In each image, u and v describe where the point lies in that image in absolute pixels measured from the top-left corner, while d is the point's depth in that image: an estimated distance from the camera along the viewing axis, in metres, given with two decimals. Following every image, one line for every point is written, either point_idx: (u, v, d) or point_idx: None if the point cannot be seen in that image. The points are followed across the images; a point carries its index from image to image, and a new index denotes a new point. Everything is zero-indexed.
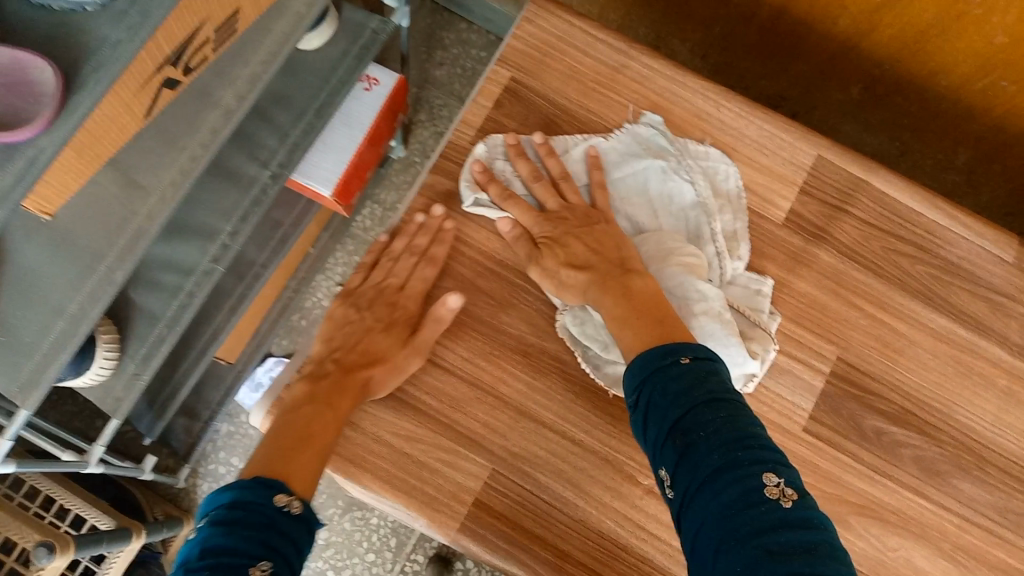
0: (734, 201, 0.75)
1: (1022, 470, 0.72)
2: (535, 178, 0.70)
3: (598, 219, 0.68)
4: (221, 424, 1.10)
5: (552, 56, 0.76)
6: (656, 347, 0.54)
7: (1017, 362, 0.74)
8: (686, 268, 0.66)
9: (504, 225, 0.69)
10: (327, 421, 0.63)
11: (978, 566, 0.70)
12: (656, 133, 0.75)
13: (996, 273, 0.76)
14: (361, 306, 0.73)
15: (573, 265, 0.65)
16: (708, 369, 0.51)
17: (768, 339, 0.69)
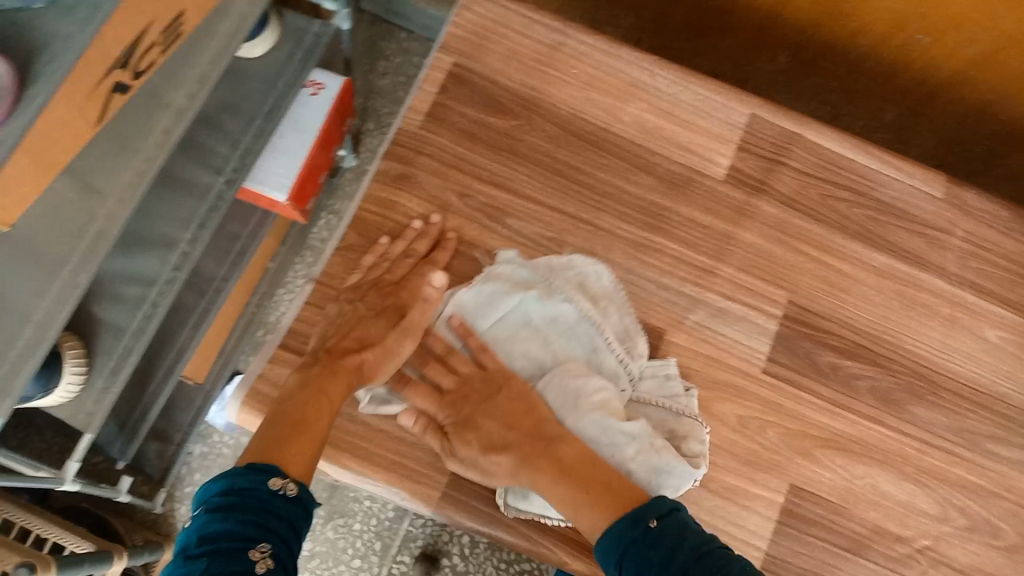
0: (614, 297, 0.73)
1: (971, 391, 0.76)
2: (426, 364, 0.70)
3: (497, 383, 0.67)
4: (193, 446, 1.12)
5: (491, 40, 0.79)
6: (621, 518, 0.56)
7: (956, 290, 0.78)
8: (601, 410, 0.65)
9: (408, 420, 0.66)
10: (322, 406, 0.63)
11: (940, 484, 0.73)
12: (514, 268, 0.72)
13: (929, 210, 0.80)
14: (351, 297, 0.71)
15: (493, 448, 0.65)
16: (678, 525, 0.54)
17: (698, 426, 0.68)
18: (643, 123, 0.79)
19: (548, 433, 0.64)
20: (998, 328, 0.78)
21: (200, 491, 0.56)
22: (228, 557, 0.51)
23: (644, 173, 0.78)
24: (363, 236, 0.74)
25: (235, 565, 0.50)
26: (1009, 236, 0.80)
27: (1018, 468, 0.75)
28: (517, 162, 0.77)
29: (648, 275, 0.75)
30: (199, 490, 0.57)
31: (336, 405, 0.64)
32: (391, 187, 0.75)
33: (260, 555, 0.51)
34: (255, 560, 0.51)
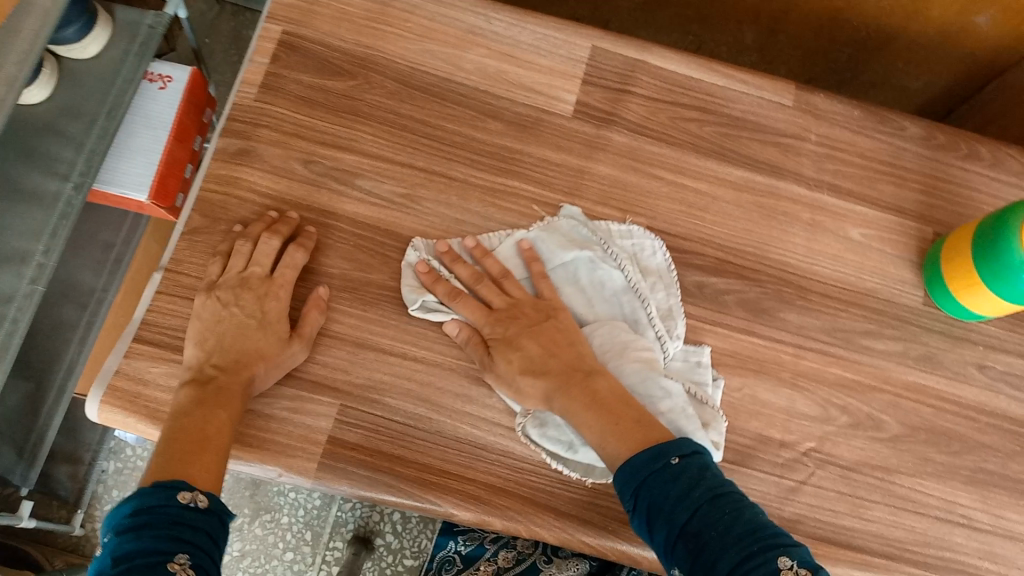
0: (665, 275, 0.73)
1: (841, 291, 0.76)
2: (477, 278, 0.69)
3: (547, 312, 0.68)
4: (107, 463, 1.08)
5: (319, 4, 0.78)
6: (643, 451, 0.55)
7: (814, 194, 0.79)
8: (646, 365, 0.66)
9: (453, 327, 0.68)
10: (218, 421, 0.60)
11: (819, 386, 0.74)
12: (577, 225, 0.73)
13: (778, 118, 0.80)
14: (227, 300, 0.66)
15: (528, 370, 0.65)
16: (699, 465, 0.53)
17: (718, 417, 0.68)
18: (485, 69, 0.78)
19: (590, 367, 0.64)
20: (860, 226, 0.78)
21: (107, 517, 0.53)
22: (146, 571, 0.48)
23: (491, 118, 0.76)
24: (206, 216, 0.71)
25: None
26: (862, 133, 0.81)
27: (893, 359, 0.76)
28: (360, 121, 0.75)
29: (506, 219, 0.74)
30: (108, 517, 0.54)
31: (235, 418, 0.62)
32: (231, 163, 0.73)
33: (180, 566, 0.49)
34: (175, 571, 0.49)
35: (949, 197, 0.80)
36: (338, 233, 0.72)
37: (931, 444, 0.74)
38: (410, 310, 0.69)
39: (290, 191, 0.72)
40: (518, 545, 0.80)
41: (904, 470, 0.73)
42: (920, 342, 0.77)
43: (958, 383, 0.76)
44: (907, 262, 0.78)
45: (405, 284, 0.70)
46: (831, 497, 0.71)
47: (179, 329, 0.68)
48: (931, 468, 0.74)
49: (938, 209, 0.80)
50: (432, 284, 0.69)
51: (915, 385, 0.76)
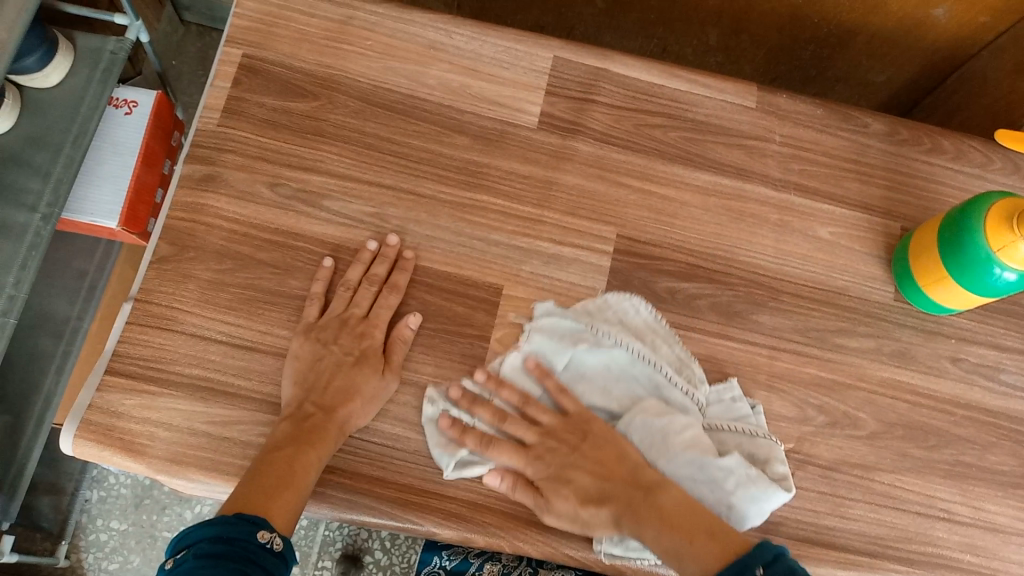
0: (658, 327, 0.73)
1: (813, 291, 0.77)
2: (501, 416, 0.67)
3: (579, 428, 0.66)
4: (90, 492, 1.07)
5: (279, 25, 0.77)
6: (729, 568, 0.53)
7: (782, 195, 0.79)
8: (690, 447, 0.65)
9: (494, 479, 0.65)
10: (308, 462, 0.62)
11: (795, 387, 0.74)
12: (558, 317, 0.72)
13: (743, 120, 0.80)
14: (327, 339, 0.68)
15: (591, 501, 0.63)
16: (784, 569, 0.50)
17: (774, 444, 0.69)
18: (448, 84, 0.78)
19: (648, 479, 0.62)
20: (829, 225, 0.79)
21: (181, 535, 0.54)
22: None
23: (456, 133, 0.76)
24: (173, 244, 0.71)
25: None
26: (827, 132, 0.81)
27: (867, 356, 0.76)
28: (324, 141, 0.74)
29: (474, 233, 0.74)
30: (177, 540, 0.54)
31: (320, 459, 0.63)
32: (197, 189, 0.72)
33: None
34: None
35: (916, 192, 0.81)
36: (307, 254, 0.72)
37: (908, 439, 0.75)
38: (448, 474, 0.67)
39: (257, 215, 0.72)
40: (503, 558, 0.80)
41: (883, 467, 0.74)
42: (893, 338, 0.77)
43: (932, 377, 0.77)
44: (877, 259, 0.79)
45: (433, 448, 0.67)
46: (811, 497, 0.72)
47: (150, 359, 0.68)
48: (909, 463, 0.74)
49: (905, 204, 0.80)
50: (460, 437, 0.66)
51: (890, 381, 0.76)
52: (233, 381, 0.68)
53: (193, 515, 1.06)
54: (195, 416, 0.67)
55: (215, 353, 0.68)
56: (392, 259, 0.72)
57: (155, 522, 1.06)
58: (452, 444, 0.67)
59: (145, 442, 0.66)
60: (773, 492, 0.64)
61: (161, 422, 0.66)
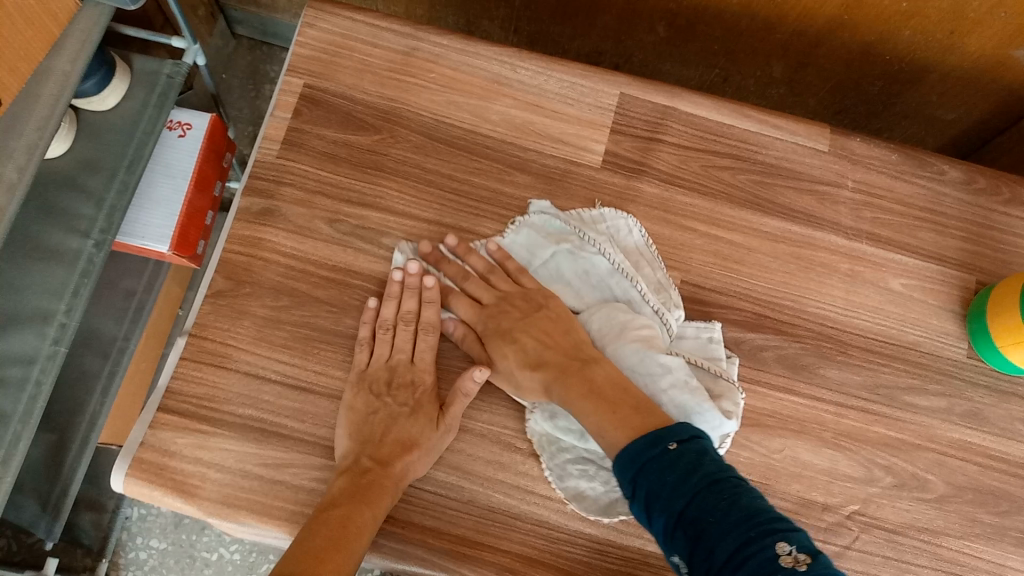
0: (645, 252, 0.73)
1: (883, 345, 0.74)
2: (466, 278, 0.70)
3: (539, 303, 0.68)
4: (130, 509, 1.06)
5: (341, 55, 0.76)
6: (641, 438, 0.55)
7: (853, 244, 0.76)
8: (640, 343, 0.65)
9: (450, 326, 0.69)
10: (363, 522, 0.59)
11: (863, 446, 0.71)
12: (549, 218, 0.73)
13: (815, 164, 0.78)
14: (380, 390, 0.66)
15: (528, 363, 0.65)
16: (698, 449, 0.53)
17: (733, 389, 0.67)
18: (512, 120, 0.76)
19: (585, 355, 0.64)
20: (902, 276, 0.76)
21: None
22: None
23: (519, 172, 0.74)
24: (230, 278, 0.69)
25: None
26: (901, 178, 0.78)
27: (938, 416, 0.73)
28: (384, 177, 0.73)
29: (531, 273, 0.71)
30: None
31: (377, 517, 0.60)
32: (255, 222, 0.71)
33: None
34: None
35: (993, 244, 0.78)
36: (364, 293, 0.70)
37: (978, 505, 0.72)
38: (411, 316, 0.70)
39: (315, 251, 0.70)
40: None
41: (952, 533, 0.71)
42: (965, 398, 0.74)
43: (1006, 441, 0.73)
44: (950, 314, 0.76)
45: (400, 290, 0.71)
46: (877, 562, 0.69)
47: (205, 398, 0.67)
48: (979, 530, 0.71)
49: (982, 257, 0.77)
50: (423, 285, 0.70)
51: (961, 443, 0.73)
52: (287, 421, 0.66)
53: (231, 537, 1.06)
54: (248, 457, 0.65)
55: (269, 393, 0.67)
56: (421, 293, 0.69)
57: (194, 541, 1.06)
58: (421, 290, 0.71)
59: (198, 482, 0.65)
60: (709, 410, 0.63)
61: (214, 463, 0.65)
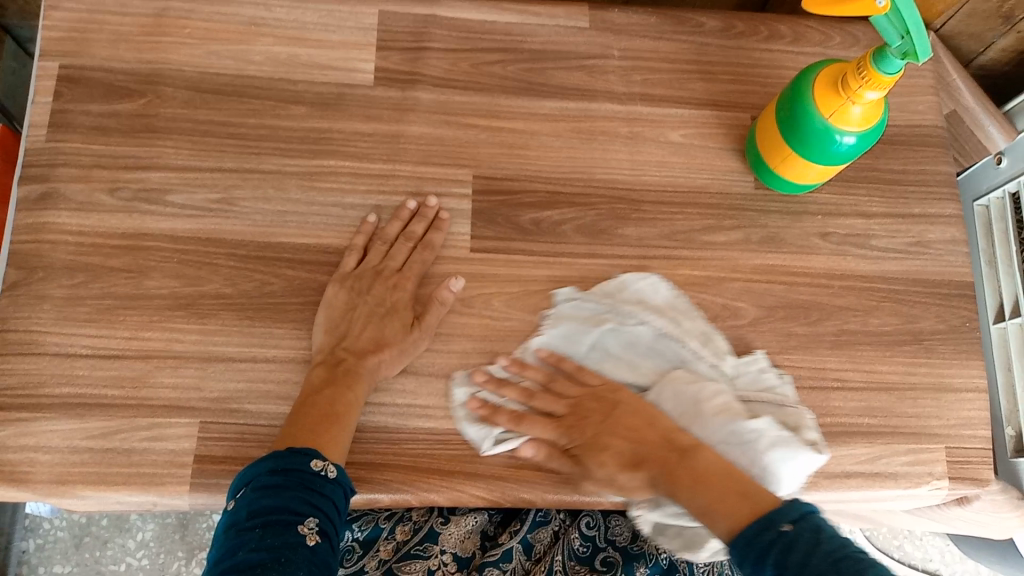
0: (678, 304, 0.73)
1: (673, 194, 0.78)
2: (531, 395, 0.68)
3: (609, 394, 0.67)
4: (25, 542, 1.01)
5: (92, 30, 0.75)
6: (755, 522, 0.51)
7: (629, 108, 0.80)
8: (722, 414, 0.66)
9: (529, 451, 0.66)
10: (348, 402, 0.64)
11: (671, 290, 0.75)
12: (582, 301, 0.73)
13: (579, 41, 0.81)
14: (359, 288, 0.69)
15: (627, 465, 0.63)
16: (815, 528, 0.48)
17: (803, 413, 0.70)
18: (276, 57, 0.76)
19: (682, 443, 0.61)
20: (680, 128, 0.80)
21: (242, 470, 0.57)
22: (281, 528, 0.52)
23: (292, 104, 0.75)
24: (21, 267, 0.69)
25: (287, 538, 0.51)
26: (662, 38, 0.82)
27: (737, 248, 0.77)
28: (159, 137, 0.73)
29: (427, 253, 0.72)
30: (242, 471, 0.57)
31: (357, 401, 0.65)
32: (37, 207, 0.70)
33: (309, 530, 0.52)
34: (304, 534, 0.52)
35: (759, 80, 0.82)
36: (159, 252, 0.70)
37: (791, 318, 0.75)
38: (483, 451, 0.67)
39: (102, 223, 0.70)
40: (413, 516, 0.76)
41: (770, 350, 0.74)
42: (760, 226, 0.78)
43: (805, 255, 0.78)
44: (731, 153, 0.80)
45: (466, 429, 0.68)
46: None
47: (19, 387, 0.66)
48: (796, 342, 0.75)
49: (752, 94, 0.82)
50: (491, 417, 0.67)
51: (764, 267, 0.77)
52: (107, 388, 0.66)
53: (136, 543, 1.02)
54: (73, 432, 0.65)
55: (83, 367, 0.67)
56: (405, 219, 0.73)
57: (98, 556, 1.01)
58: (485, 423, 0.68)
59: (28, 468, 0.63)
60: (805, 455, 0.65)
61: (40, 446, 0.64)
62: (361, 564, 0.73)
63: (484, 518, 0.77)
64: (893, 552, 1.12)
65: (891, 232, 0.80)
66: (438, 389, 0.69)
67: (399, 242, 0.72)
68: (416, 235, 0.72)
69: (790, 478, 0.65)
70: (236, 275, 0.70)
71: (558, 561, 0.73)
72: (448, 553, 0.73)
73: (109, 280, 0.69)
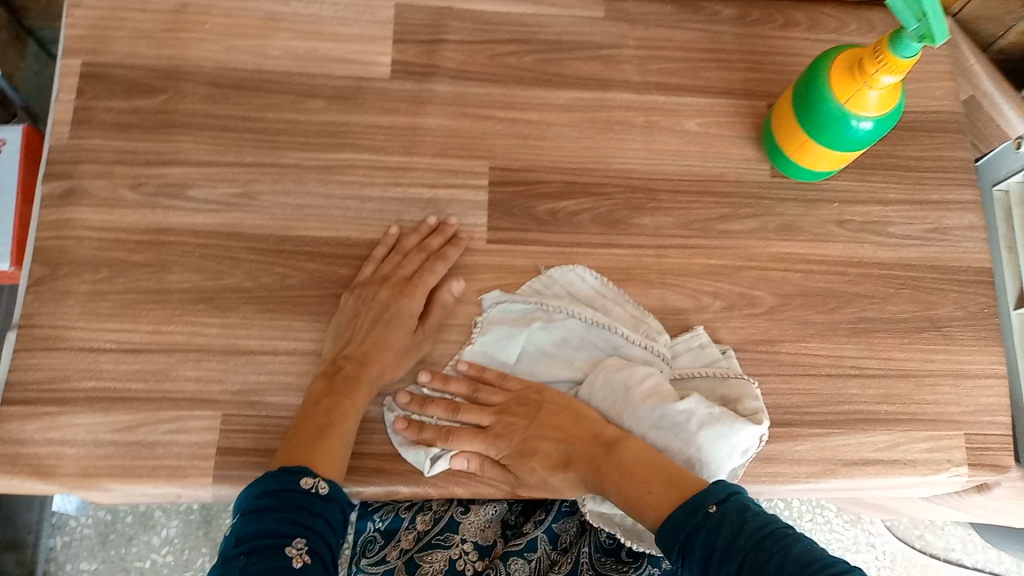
0: (605, 293, 0.73)
1: (689, 184, 0.78)
2: (455, 408, 0.67)
3: (532, 397, 0.67)
4: (53, 539, 1.03)
5: (112, 27, 0.76)
6: (680, 505, 0.52)
7: (645, 97, 0.80)
8: (651, 398, 0.65)
9: (463, 463, 0.65)
10: (348, 412, 0.64)
11: (688, 279, 0.75)
12: (507, 304, 0.72)
13: (594, 32, 0.81)
14: (369, 296, 0.69)
15: (557, 466, 0.63)
16: (738, 507, 0.50)
17: (747, 382, 0.68)
18: (294, 51, 0.77)
19: (608, 436, 0.62)
20: (696, 117, 0.80)
21: (237, 496, 0.58)
22: (266, 552, 0.52)
23: (311, 98, 0.76)
24: (45, 264, 0.70)
25: (272, 560, 0.51)
26: (678, 27, 0.82)
27: (753, 236, 0.77)
28: (179, 133, 0.74)
29: (443, 268, 0.71)
30: (237, 497, 0.58)
31: (356, 411, 0.65)
32: (60, 204, 0.71)
33: (296, 551, 0.53)
34: (292, 555, 0.52)
35: (775, 68, 0.82)
36: (180, 247, 0.71)
37: (808, 307, 0.76)
38: (426, 472, 0.66)
39: (124, 218, 0.71)
40: (433, 506, 0.77)
41: (788, 338, 0.74)
42: (776, 214, 0.78)
43: (822, 243, 0.78)
44: (747, 141, 0.80)
45: (404, 450, 0.66)
46: None
47: (46, 381, 0.67)
48: (813, 330, 0.75)
49: (768, 82, 0.82)
50: (421, 436, 0.66)
51: (781, 255, 0.77)
52: (131, 381, 0.67)
53: (161, 540, 1.03)
54: (99, 425, 0.66)
55: (108, 361, 0.68)
56: (422, 232, 0.73)
57: (124, 554, 1.03)
58: (417, 442, 0.66)
59: (55, 461, 0.65)
60: (740, 428, 0.63)
61: (68, 439, 0.65)
62: (383, 554, 0.74)
63: (503, 508, 0.77)
64: (914, 541, 1.12)
65: (909, 219, 0.80)
66: (455, 379, 0.70)
67: (415, 253, 0.71)
68: (430, 249, 0.72)
69: (727, 455, 0.63)
70: (256, 269, 0.71)
71: (584, 556, 0.72)
72: (468, 543, 0.74)
73: (131, 275, 0.70)
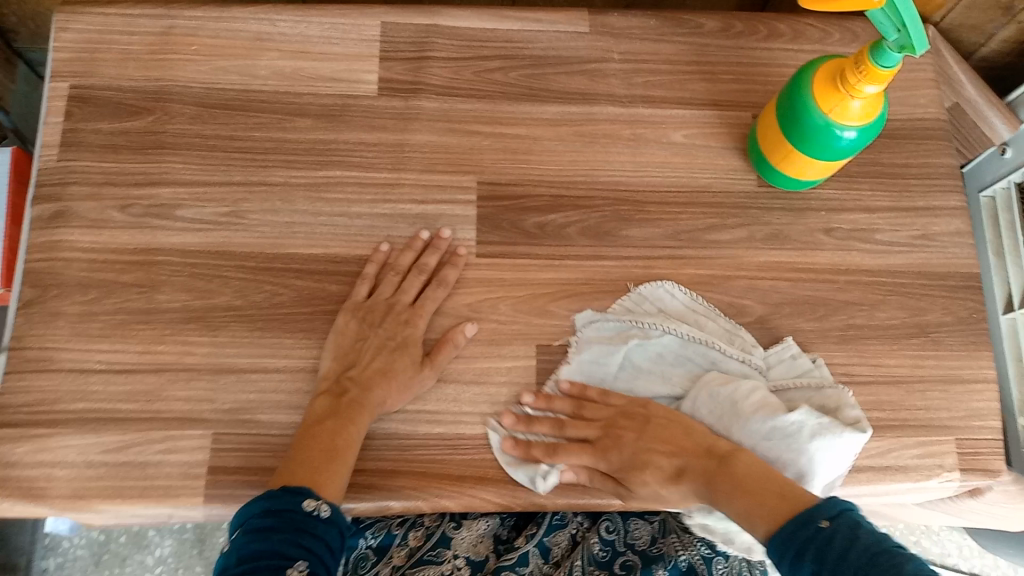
0: (696, 309, 0.74)
1: (676, 194, 0.78)
2: (560, 425, 0.67)
3: (637, 409, 0.67)
4: (46, 560, 1.03)
5: (100, 50, 0.77)
6: (791, 519, 0.52)
7: (630, 110, 0.80)
8: (759, 410, 0.65)
9: (570, 475, 0.67)
10: (349, 436, 0.63)
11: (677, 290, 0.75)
12: (603, 321, 0.73)
13: (578, 46, 0.81)
14: (370, 319, 0.69)
15: (670, 478, 0.62)
16: (852, 524, 0.49)
17: (842, 392, 0.69)
18: (280, 71, 0.78)
19: (720, 449, 0.61)
20: (681, 128, 0.80)
21: (238, 512, 0.58)
22: (269, 573, 0.51)
23: (298, 117, 0.76)
24: (35, 285, 0.70)
25: None
26: (662, 40, 0.83)
27: (741, 246, 0.77)
28: (167, 153, 0.74)
29: (439, 289, 0.71)
30: (238, 513, 0.58)
31: (358, 436, 0.64)
32: (50, 226, 0.72)
33: (299, 572, 0.52)
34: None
35: (759, 79, 0.83)
36: (169, 267, 0.71)
37: (798, 315, 0.76)
38: (536, 489, 0.67)
39: (113, 239, 0.72)
40: (425, 522, 0.77)
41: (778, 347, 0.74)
42: (764, 223, 0.78)
43: (810, 251, 0.78)
44: (733, 151, 0.80)
45: (513, 472, 0.67)
46: None
47: (35, 404, 0.67)
48: (803, 338, 0.75)
49: (752, 92, 0.82)
50: (528, 452, 0.67)
51: (769, 264, 0.77)
52: (122, 401, 0.67)
53: (154, 559, 1.03)
54: (90, 446, 0.66)
55: (98, 382, 0.68)
56: (420, 250, 0.73)
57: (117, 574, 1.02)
58: (524, 459, 0.68)
59: (45, 483, 0.65)
60: (851, 437, 0.64)
61: (58, 461, 0.65)
62: (375, 571, 0.74)
63: (496, 523, 0.77)
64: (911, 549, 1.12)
65: (896, 226, 0.80)
66: (447, 395, 0.70)
67: (412, 273, 0.72)
68: (429, 268, 0.72)
69: (839, 463, 0.64)
70: (246, 287, 0.71)
71: (577, 566, 0.72)
72: (460, 558, 0.73)
73: (121, 296, 0.70)
